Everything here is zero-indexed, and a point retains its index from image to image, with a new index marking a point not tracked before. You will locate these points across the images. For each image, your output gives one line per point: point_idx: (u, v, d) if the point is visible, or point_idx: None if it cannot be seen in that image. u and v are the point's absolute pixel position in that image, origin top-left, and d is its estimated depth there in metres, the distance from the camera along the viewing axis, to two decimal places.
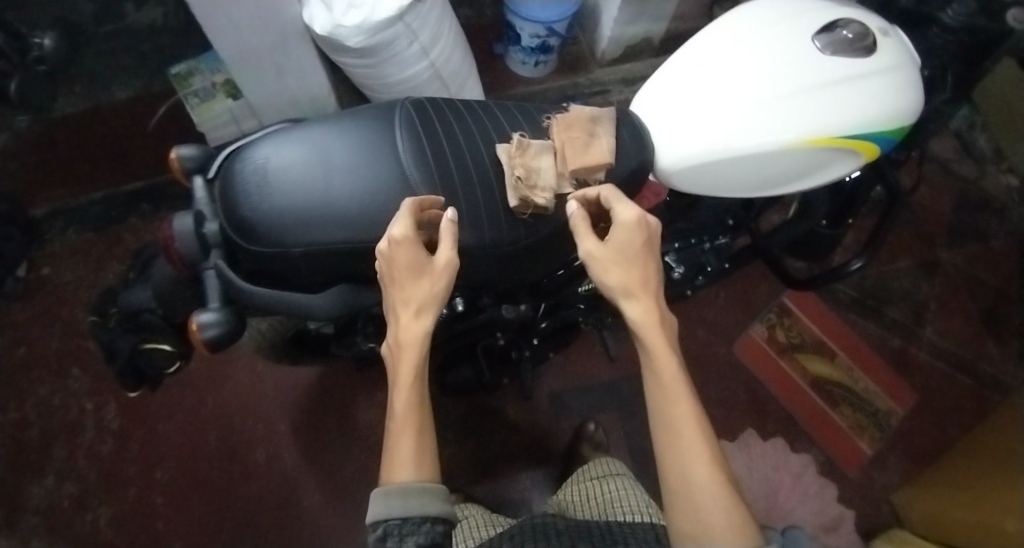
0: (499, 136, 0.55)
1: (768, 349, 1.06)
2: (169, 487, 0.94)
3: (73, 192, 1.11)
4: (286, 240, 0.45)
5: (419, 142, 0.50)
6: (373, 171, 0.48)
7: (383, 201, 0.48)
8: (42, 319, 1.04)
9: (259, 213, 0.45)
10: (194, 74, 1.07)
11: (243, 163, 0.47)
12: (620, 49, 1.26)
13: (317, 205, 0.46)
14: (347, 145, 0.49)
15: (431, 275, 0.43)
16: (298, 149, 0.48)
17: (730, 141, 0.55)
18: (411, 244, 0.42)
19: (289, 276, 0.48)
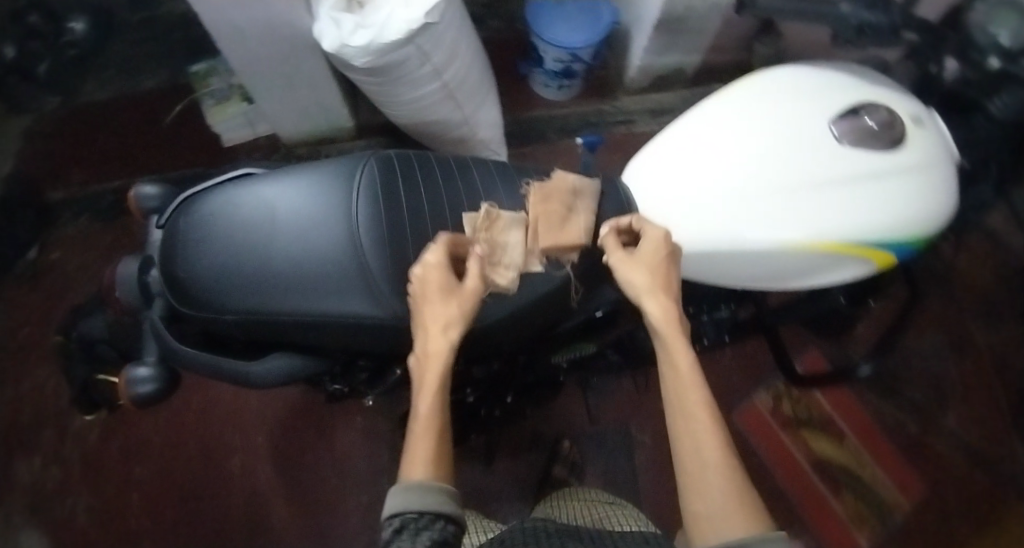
0: (469, 202, 0.51)
1: (771, 420, 1.01)
2: (145, 485, 0.95)
3: (89, 179, 1.12)
4: (222, 305, 0.44)
5: (375, 207, 0.47)
6: (321, 237, 0.45)
7: (325, 269, 0.45)
8: (46, 303, 1.06)
9: (199, 274, 0.44)
10: (213, 74, 1.10)
11: (191, 215, 0.46)
12: (650, 80, 1.20)
13: (258, 273, 0.44)
14: (298, 203, 0.46)
15: (460, 299, 0.42)
16: (248, 204, 0.46)
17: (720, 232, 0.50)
18: (441, 265, 0.42)
19: (225, 339, 0.46)
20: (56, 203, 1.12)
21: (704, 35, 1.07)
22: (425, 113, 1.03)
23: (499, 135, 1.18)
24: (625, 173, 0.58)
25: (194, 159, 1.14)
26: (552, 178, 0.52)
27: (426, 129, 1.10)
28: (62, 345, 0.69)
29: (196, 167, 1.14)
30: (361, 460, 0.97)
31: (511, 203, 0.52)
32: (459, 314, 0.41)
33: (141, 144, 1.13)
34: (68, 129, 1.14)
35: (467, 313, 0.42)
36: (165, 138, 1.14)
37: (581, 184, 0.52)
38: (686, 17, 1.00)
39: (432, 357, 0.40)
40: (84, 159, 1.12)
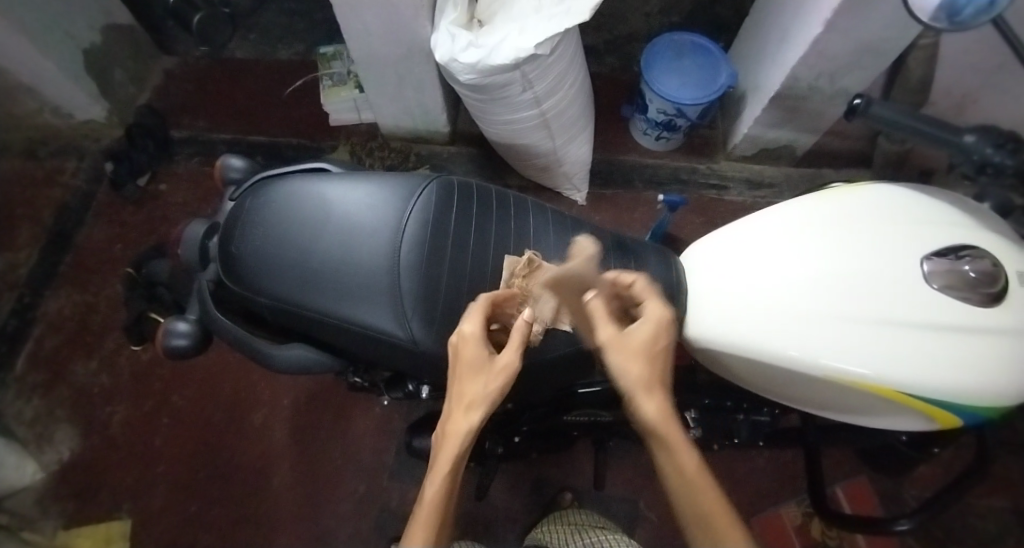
0: (516, 246, 0.51)
1: (794, 538, 0.90)
2: (176, 413, 1.03)
3: (209, 127, 1.23)
4: (259, 288, 0.47)
5: (423, 231, 0.48)
6: (363, 247, 0.47)
7: (358, 279, 0.46)
8: (144, 226, 1.18)
9: (248, 255, 0.47)
10: (337, 58, 1.19)
11: (258, 198, 0.49)
12: (754, 150, 1.14)
13: (297, 265, 0.46)
14: (352, 209, 0.48)
15: (491, 374, 0.40)
16: (307, 200, 0.48)
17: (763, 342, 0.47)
18: (477, 339, 0.41)
19: (258, 317, 0.49)
20: (176, 141, 1.24)
21: (825, 117, 1.01)
22: (517, 136, 1.05)
23: (585, 172, 1.16)
24: (682, 254, 0.58)
25: (300, 129, 1.22)
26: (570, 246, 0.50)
27: (515, 151, 1.11)
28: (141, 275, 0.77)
29: (300, 137, 1.22)
30: (368, 449, 0.99)
31: (557, 256, 0.52)
32: (485, 395, 0.39)
33: (259, 106, 1.24)
34: (206, 80, 1.27)
35: (491, 403, 0.39)
36: (280, 105, 1.24)
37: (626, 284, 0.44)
38: (808, 96, 0.97)
39: (448, 442, 0.39)
40: (210, 109, 1.24)
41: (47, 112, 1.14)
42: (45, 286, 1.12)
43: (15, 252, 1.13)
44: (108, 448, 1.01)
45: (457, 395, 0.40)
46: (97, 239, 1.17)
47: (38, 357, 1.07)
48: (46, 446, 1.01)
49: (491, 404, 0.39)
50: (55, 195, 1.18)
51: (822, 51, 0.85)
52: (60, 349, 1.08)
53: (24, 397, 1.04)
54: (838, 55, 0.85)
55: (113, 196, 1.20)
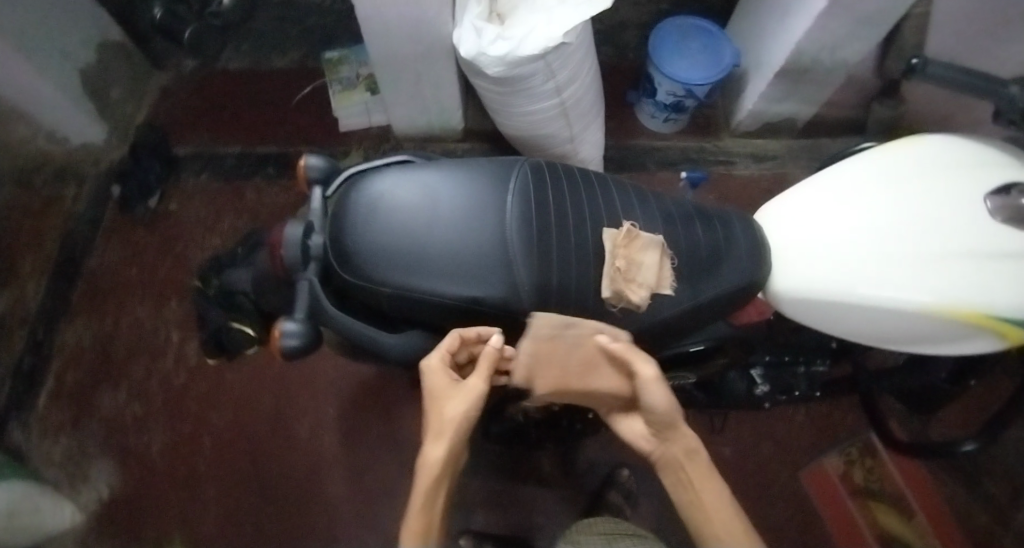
0: (609, 218, 0.53)
1: (839, 485, 0.95)
2: (218, 434, 1.01)
3: (215, 142, 1.21)
4: (377, 278, 0.46)
5: (526, 211, 0.49)
6: (470, 230, 0.48)
7: (475, 261, 0.47)
8: (156, 248, 1.15)
9: (362, 248, 0.47)
10: (344, 63, 1.19)
11: (358, 193, 0.49)
12: (758, 125, 1.19)
13: (413, 253, 0.47)
14: (456, 196, 0.49)
15: (457, 398, 0.45)
16: (409, 190, 0.49)
17: (846, 288, 0.51)
18: (444, 367, 0.46)
19: (371, 308, 0.49)
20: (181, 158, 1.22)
21: (825, 88, 1.07)
22: (535, 126, 1.07)
23: (598, 157, 1.20)
24: (757, 214, 0.60)
25: (309, 137, 1.21)
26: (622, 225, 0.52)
27: (532, 142, 1.13)
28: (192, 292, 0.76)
29: (310, 144, 1.21)
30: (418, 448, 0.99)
31: (647, 224, 0.53)
32: (451, 419, 0.44)
33: (265, 117, 1.23)
34: (206, 95, 1.25)
35: (457, 428, 0.44)
36: (285, 114, 1.23)
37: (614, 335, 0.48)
38: (810, 69, 1.02)
39: (427, 468, 0.44)
40: (213, 124, 1.22)
41: (43, 139, 1.10)
42: (61, 319, 1.09)
43: (22, 286, 1.09)
44: (150, 477, 0.99)
45: (433, 424, 0.45)
46: (108, 266, 1.14)
47: (63, 391, 1.04)
48: (83, 482, 0.98)
49: (455, 428, 0.44)
50: (59, 224, 1.14)
51: (825, 24, 0.90)
52: (84, 382, 1.05)
53: (53, 434, 1.01)
54: (839, 28, 0.90)
55: (122, 221, 1.17)
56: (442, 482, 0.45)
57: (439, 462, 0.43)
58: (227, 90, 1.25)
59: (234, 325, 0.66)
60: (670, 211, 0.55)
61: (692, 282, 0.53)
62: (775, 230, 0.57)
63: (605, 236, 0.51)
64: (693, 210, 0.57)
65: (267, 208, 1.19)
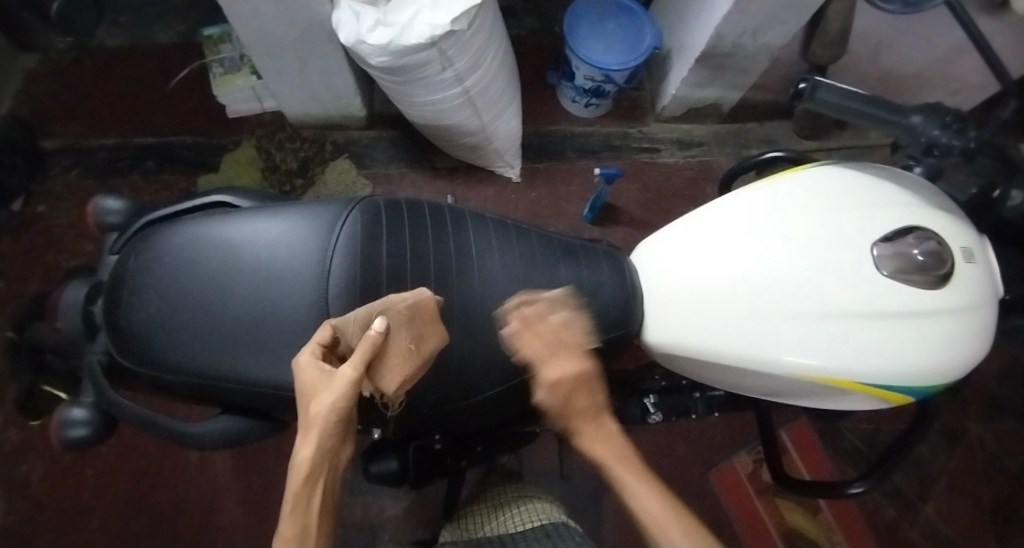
0: (461, 268, 0.48)
1: (749, 484, 0.97)
2: (102, 460, 0.93)
3: (85, 133, 1.08)
4: (175, 359, 0.42)
5: (348, 269, 0.43)
6: (266, 291, 0.42)
7: (290, 334, 0.42)
8: (24, 256, 1.03)
9: (155, 322, 0.42)
10: (225, 41, 1.05)
11: (152, 255, 0.44)
12: (683, 110, 1.13)
13: (213, 327, 0.42)
14: (264, 251, 0.43)
15: (326, 393, 0.36)
16: (208, 248, 0.43)
17: (709, 343, 0.48)
18: (307, 362, 0.37)
19: (176, 392, 0.44)
20: (49, 151, 1.09)
21: (749, 73, 1.02)
22: (443, 116, 0.98)
23: (517, 147, 1.10)
24: (634, 254, 0.57)
25: (195, 126, 1.09)
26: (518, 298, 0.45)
27: (442, 131, 1.04)
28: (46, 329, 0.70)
29: (194, 135, 1.09)
30: None
31: (501, 270, 0.50)
32: (329, 417, 0.35)
33: (144, 104, 1.10)
34: (81, 78, 1.11)
35: (325, 428, 0.35)
36: (166, 101, 1.10)
37: (416, 294, 0.41)
38: (732, 53, 0.96)
39: (297, 469, 0.36)
40: (85, 114, 1.09)
41: None
42: None
43: None
44: (29, 510, 0.90)
45: (300, 424, 0.36)
46: None
47: None
48: None
49: (328, 428, 0.35)
50: None
51: (744, 8, 0.83)
52: None
53: None
54: (759, 13, 0.84)
55: None
56: (316, 487, 0.36)
57: (308, 465, 0.35)
58: (98, 74, 1.11)
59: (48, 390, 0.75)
60: (532, 253, 0.52)
61: None
62: (648, 273, 0.54)
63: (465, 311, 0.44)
64: (560, 247, 0.54)
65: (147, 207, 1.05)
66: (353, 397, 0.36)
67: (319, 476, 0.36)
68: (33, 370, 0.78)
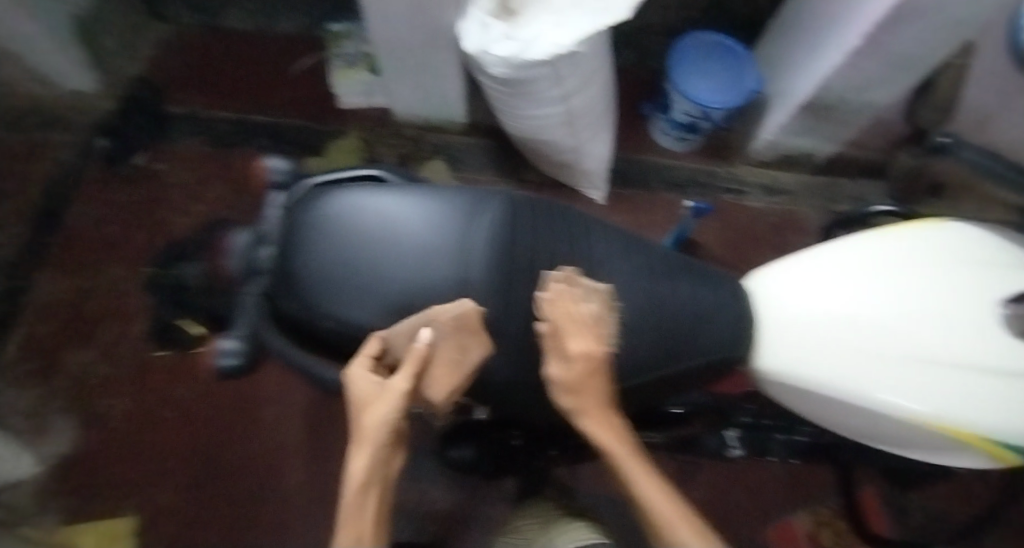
0: (586, 267, 0.49)
1: (802, 543, 0.93)
2: (183, 405, 1.02)
3: (209, 104, 1.17)
4: (331, 311, 0.45)
5: (494, 253, 0.45)
6: (417, 263, 0.45)
7: (437, 304, 0.44)
8: (142, 211, 1.12)
9: (317, 274, 0.46)
10: (349, 37, 1.12)
11: (323, 215, 0.48)
12: (775, 155, 1.14)
13: (370, 288, 0.45)
14: (420, 226, 0.46)
15: (381, 402, 0.39)
16: (374, 216, 0.47)
17: (813, 377, 0.49)
18: (359, 374, 0.40)
19: (323, 341, 0.47)
20: (174, 117, 1.17)
21: (849, 127, 1.02)
22: (541, 132, 1.02)
23: (605, 170, 1.13)
24: (746, 280, 0.57)
25: (307, 112, 1.17)
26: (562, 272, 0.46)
27: (536, 146, 1.08)
28: None
29: (306, 119, 1.16)
30: None
31: (619, 272, 0.50)
32: (383, 425, 0.38)
33: (265, 86, 1.19)
34: (210, 56, 1.21)
35: (379, 435, 0.38)
36: (284, 86, 1.19)
37: (459, 305, 0.42)
38: (836, 106, 0.96)
39: (351, 480, 0.38)
40: (211, 87, 1.18)
41: (29, 81, 1.08)
42: (39, 267, 1.11)
43: None
44: (114, 438, 1.00)
45: (357, 434, 0.39)
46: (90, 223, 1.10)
47: (39, 347, 1.06)
48: (51, 433, 1.01)
49: (383, 436, 0.38)
50: (40, 170, 1.13)
51: (856, 63, 0.84)
52: (61, 338, 1.07)
53: (25, 384, 1.03)
54: (870, 70, 0.85)
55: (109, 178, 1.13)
56: (376, 495, 0.39)
57: (364, 474, 0.38)
58: (228, 54, 1.21)
59: None
60: (653, 262, 0.52)
61: (653, 348, 0.50)
62: (763, 300, 0.55)
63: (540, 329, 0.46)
64: (680, 264, 0.53)
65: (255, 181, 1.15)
66: (404, 405, 0.40)
67: (374, 488, 0.39)
68: None
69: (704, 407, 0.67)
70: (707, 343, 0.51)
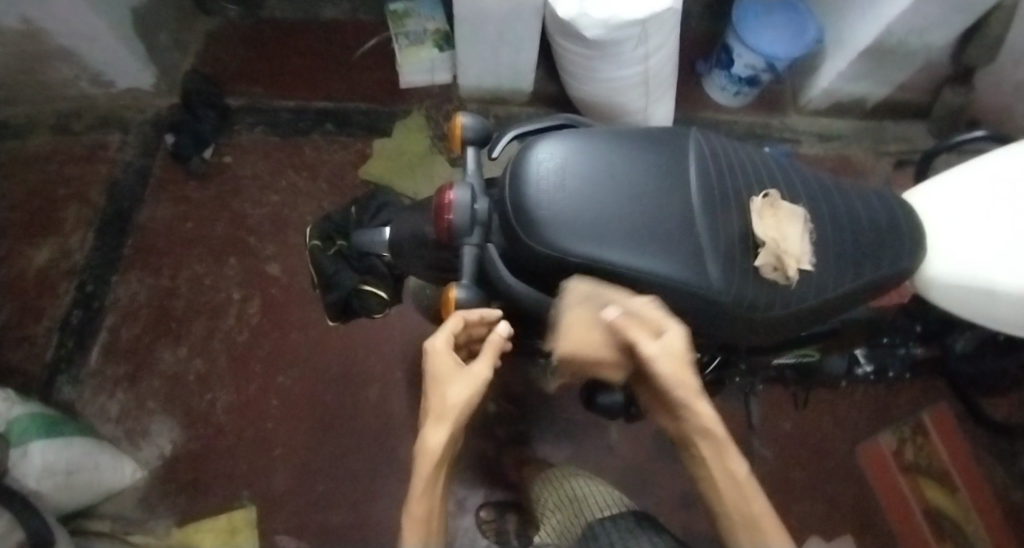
0: (785, 194, 0.52)
1: (892, 462, 1.00)
2: (286, 393, 0.99)
3: (269, 94, 1.16)
4: (576, 251, 0.44)
5: (715, 192, 0.48)
6: (664, 195, 0.47)
7: (677, 240, 0.46)
8: (212, 203, 1.09)
9: (557, 216, 0.45)
10: (410, 16, 1.15)
11: (548, 158, 0.46)
12: (827, 103, 1.18)
13: (613, 227, 0.45)
14: (648, 168, 0.47)
15: (461, 380, 0.43)
16: (599, 158, 0.47)
17: (988, 275, 0.53)
18: (445, 351, 0.45)
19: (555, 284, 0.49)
20: (234, 108, 1.15)
21: (904, 70, 1.06)
22: (614, 95, 1.03)
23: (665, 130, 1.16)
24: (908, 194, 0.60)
25: (369, 94, 1.17)
26: (771, 198, 0.49)
27: (605, 110, 1.09)
28: (312, 254, 0.80)
29: (370, 102, 1.17)
30: (489, 414, 0.98)
31: (811, 200, 0.53)
32: (465, 400, 0.42)
33: (323, 71, 1.18)
34: (264, 44, 1.19)
35: (460, 411, 0.42)
36: (343, 70, 1.18)
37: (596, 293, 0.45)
38: (896, 49, 1.00)
39: (426, 455, 0.39)
40: (268, 76, 1.17)
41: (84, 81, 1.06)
42: (110, 272, 1.03)
43: (64, 235, 1.05)
44: (216, 435, 0.95)
45: (433, 410, 0.42)
46: (160, 220, 1.07)
47: (115, 352, 0.99)
48: (144, 441, 0.94)
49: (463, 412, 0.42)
50: (103, 171, 1.09)
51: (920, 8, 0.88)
52: (139, 338, 1.00)
53: (107, 390, 0.96)
54: (931, 13, 0.89)
55: (174, 172, 1.10)
56: (439, 472, 0.40)
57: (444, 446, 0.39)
58: (281, 41, 1.19)
59: (366, 288, 0.77)
60: (831, 190, 0.54)
61: (845, 269, 0.51)
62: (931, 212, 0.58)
63: (753, 265, 0.48)
64: (852, 189, 0.56)
65: (326, 165, 1.13)
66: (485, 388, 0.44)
67: (442, 465, 0.40)
68: (348, 274, 0.78)
69: (855, 325, 0.69)
70: (899, 261, 0.53)
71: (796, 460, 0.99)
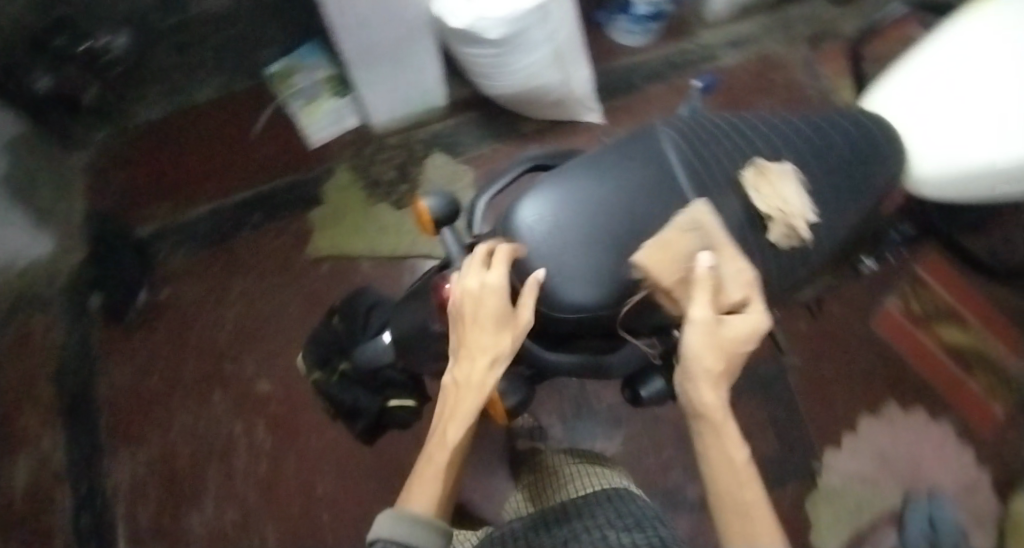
0: (766, 156, 0.51)
1: (906, 322, 1.04)
2: (332, 500, 0.95)
3: (182, 205, 1.06)
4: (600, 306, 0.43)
5: (705, 185, 0.46)
6: (660, 207, 0.45)
7: None
8: (171, 344, 1.01)
9: (568, 278, 0.42)
10: (294, 72, 1.07)
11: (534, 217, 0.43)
12: (728, 9, 1.17)
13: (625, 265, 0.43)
14: (633, 188, 0.45)
15: (504, 323, 0.40)
16: (584, 196, 0.44)
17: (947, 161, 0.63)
18: (500, 292, 0.39)
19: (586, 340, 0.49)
20: (149, 238, 1.05)
21: None
22: (532, 80, 0.98)
23: (592, 91, 1.10)
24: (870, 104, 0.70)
25: (284, 167, 1.09)
26: (763, 163, 0.48)
27: (527, 97, 1.04)
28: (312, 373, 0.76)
29: (288, 175, 1.08)
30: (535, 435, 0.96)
31: (789, 149, 0.52)
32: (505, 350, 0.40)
33: (226, 162, 1.09)
34: (151, 156, 1.08)
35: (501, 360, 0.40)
36: (247, 152, 1.09)
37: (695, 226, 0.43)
38: None
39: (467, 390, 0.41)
40: (170, 188, 1.07)
41: None
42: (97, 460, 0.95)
43: None
44: None
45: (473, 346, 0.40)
46: (125, 385, 0.98)
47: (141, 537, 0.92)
48: None
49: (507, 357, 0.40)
50: None
51: None
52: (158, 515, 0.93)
53: None
54: None
55: (117, 330, 1.01)
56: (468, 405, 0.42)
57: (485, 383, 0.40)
58: (165, 146, 1.09)
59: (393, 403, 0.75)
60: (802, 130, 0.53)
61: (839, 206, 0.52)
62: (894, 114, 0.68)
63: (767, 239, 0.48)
64: (817, 119, 0.55)
65: (272, 256, 1.05)
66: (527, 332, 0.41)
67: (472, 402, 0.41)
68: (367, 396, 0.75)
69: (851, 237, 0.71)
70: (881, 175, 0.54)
71: (824, 357, 1.02)
